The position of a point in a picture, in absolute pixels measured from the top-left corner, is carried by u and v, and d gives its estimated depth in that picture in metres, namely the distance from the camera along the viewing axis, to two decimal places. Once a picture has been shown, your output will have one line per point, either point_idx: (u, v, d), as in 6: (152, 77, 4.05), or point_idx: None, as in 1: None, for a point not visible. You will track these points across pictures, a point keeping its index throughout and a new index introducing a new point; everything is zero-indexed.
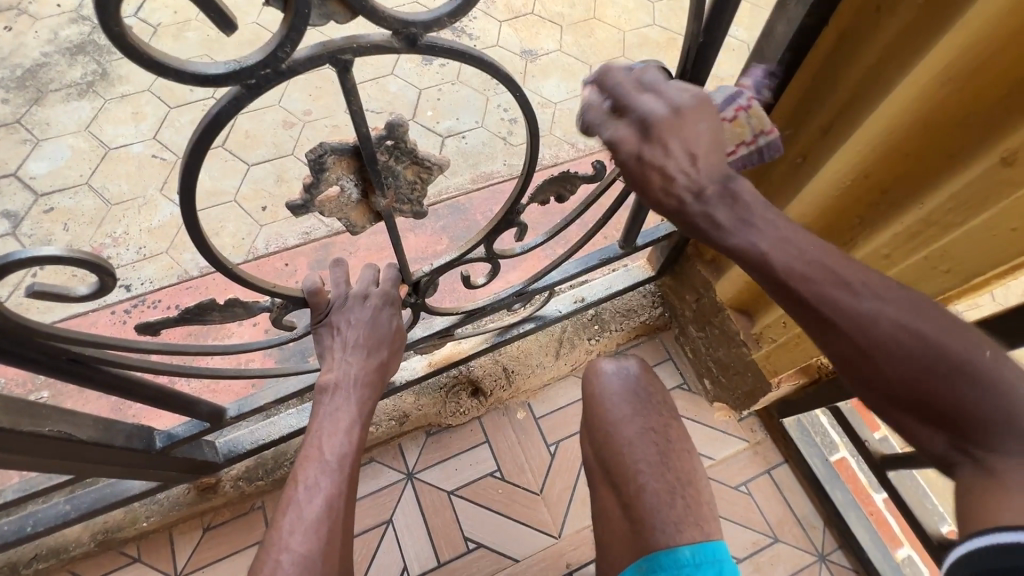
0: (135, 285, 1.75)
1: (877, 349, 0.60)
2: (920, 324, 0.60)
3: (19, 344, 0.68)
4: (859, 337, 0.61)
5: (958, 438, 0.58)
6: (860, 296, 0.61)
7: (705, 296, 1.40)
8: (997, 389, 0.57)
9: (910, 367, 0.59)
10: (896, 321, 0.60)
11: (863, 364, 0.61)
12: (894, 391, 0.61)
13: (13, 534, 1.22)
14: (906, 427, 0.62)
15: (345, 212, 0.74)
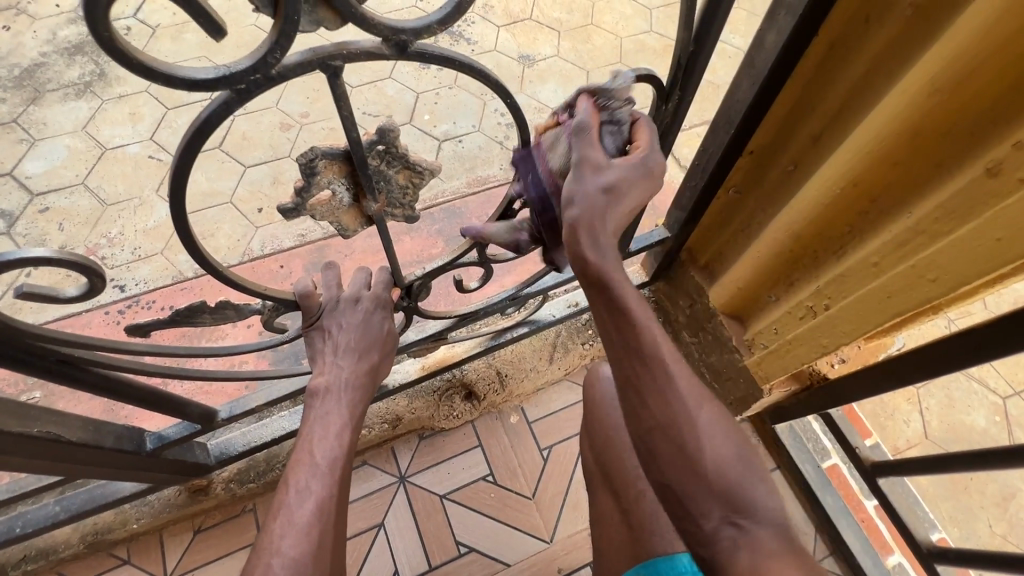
0: (130, 285, 1.75)
1: (682, 423, 0.75)
2: (711, 409, 0.77)
3: (8, 345, 0.68)
4: (669, 409, 0.75)
5: (729, 510, 0.72)
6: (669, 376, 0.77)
7: (699, 302, 1.41)
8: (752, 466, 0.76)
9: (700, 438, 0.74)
10: (693, 398, 0.76)
11: (680, 431, 0.74)
12: (687, 458, 0.74)
13: (1, 535, 1.21)
14: (693, 494, 0.74)
15: (336, 216, 0.74)
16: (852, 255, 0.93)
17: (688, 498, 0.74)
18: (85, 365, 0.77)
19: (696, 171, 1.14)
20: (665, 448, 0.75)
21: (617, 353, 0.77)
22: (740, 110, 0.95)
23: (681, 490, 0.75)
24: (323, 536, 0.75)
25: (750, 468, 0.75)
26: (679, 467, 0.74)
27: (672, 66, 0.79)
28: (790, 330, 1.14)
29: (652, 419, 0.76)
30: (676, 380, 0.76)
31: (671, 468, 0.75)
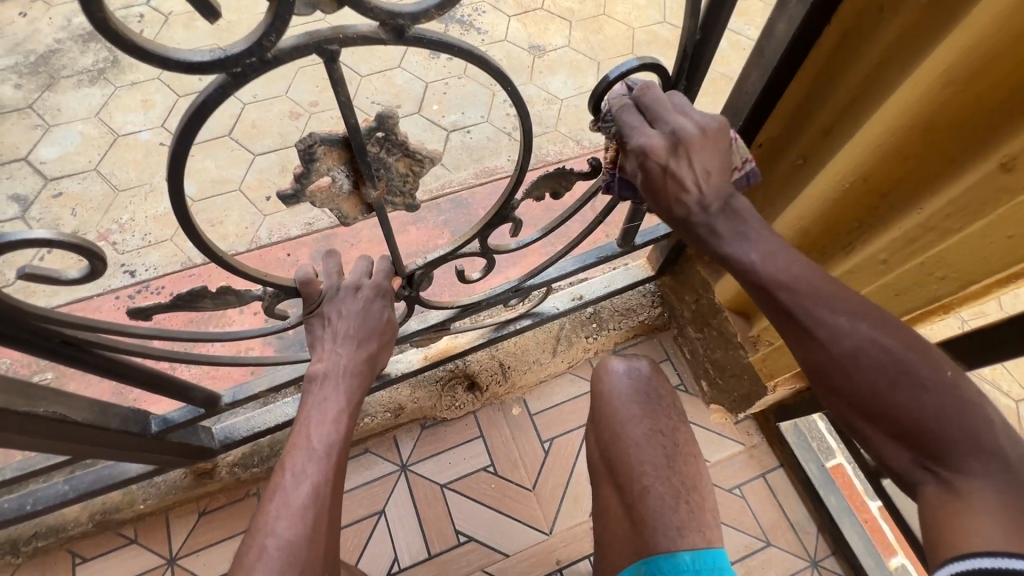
0: (140, 271, 1.77)
1: (849, 369, 0.67)
2: (887, 350, 0.66)
3: (13, 327, 0.69)
4: (824, 353, 0.68)
5: (922, 455, 0.65)
6: (837, 313, 0.68)
7: (704, 297, 1.39)
8: (958, 414, 0.64)
9: (876, 385, 0.66)
10: (860, 344, 0.67)
11: (835, 375, 0.68)
12: (860, 400, 0.68)
13: (13, 511, 1.25)
14: (872, 437, 0.69)
15: (336, 203, 0.74)
16: (860, 251, 0.91)
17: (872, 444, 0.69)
18: (90, 347, 0.78)
19: None
20: (826, 393, 0.71)
21: (755, 298, 0.72)
22: (749, 101, 0.93)
23: (863, 435, 0.70)
24: (319, 519, 0.76)
25: (957, 416, 0.63)
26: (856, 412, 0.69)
27: (678, 56, 0.76)
28: None
29: (804, 365, 0.71)
30: (827, 325, 0.68)
31: (856, 417, 0.69)
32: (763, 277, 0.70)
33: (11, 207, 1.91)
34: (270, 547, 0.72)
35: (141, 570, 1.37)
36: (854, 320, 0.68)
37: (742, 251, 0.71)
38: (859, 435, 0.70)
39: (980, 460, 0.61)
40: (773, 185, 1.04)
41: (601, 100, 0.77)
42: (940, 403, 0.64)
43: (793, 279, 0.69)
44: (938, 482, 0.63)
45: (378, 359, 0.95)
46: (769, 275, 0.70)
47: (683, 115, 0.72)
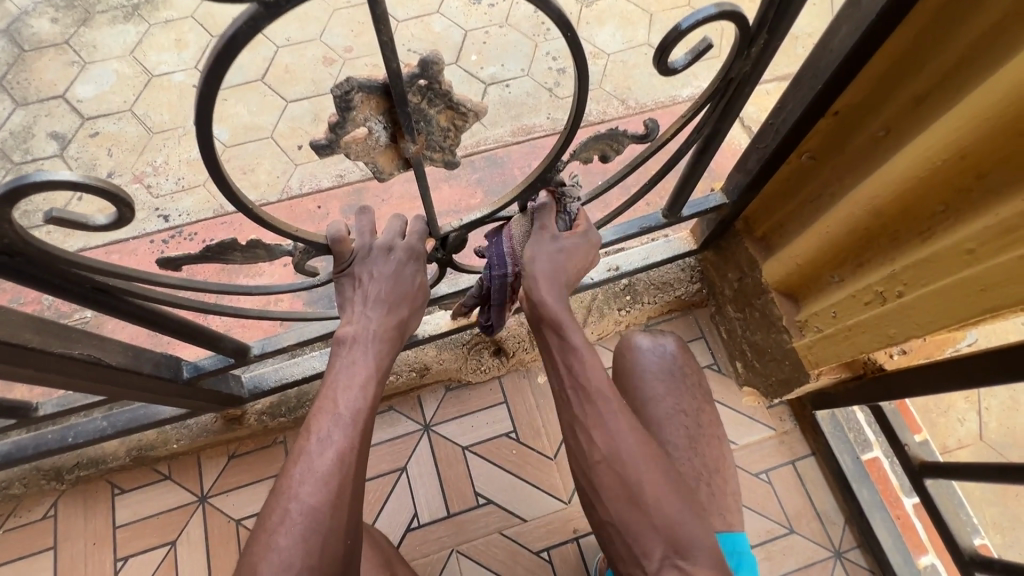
0: (173, 216, 1.78)
1: (624, 458, 0.85)
2: (637, 433, 0.87)
3: (44, 271, 0.68)
4: (607, 442, 0.86)
5: (671, 551, 0.80)
6: (607, 409, 0.88)
7: (749, 276, 1.33)
8: (689, 496, 0.84)
9: (638, 469, 0.84)
10: (633, 433, 0.87)
11: (620, 469, 0.84)
12: (634, 502, 0.82)
13: (55, 442, 1.31)
14: (633, 532, 0.82)
15: (372, 157, 0.69)
16: (943, 239, 0.82)
17: (635, 538, 0.81)
18: (122, 294, 0.77)
19: (768, 131, 1.02)
20: (608, 479, 0.85)
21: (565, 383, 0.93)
22: (833, 62, 0.83)
23: (629, 531, 0.82)
24: (342, 485, 0.75)
25: (687, 503, 0.83)
26: (626, 505, 0.83)
27: (763, 3, 0.68)
28: (850, 315, 1.04)
29: (597, 454, 0.86)
30: (620, 417, 0.88)
31: (620, 506, 0.83)
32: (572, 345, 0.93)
33: (50, 145, 1.92)
34: (293, 511, 0.72)
35: (174, 505, 1.43)
36: (629, 419, 0.88)
37: (560, 300, 0.95)
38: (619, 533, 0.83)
39: (703, 552, 0.80)
40: (846, 159, 0.96)
41: (670, 56, 0.69)
42: (672, 484, 0.84)
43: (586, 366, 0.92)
44: (681, 575, 0.78)
45: (403, 330, 0.91)
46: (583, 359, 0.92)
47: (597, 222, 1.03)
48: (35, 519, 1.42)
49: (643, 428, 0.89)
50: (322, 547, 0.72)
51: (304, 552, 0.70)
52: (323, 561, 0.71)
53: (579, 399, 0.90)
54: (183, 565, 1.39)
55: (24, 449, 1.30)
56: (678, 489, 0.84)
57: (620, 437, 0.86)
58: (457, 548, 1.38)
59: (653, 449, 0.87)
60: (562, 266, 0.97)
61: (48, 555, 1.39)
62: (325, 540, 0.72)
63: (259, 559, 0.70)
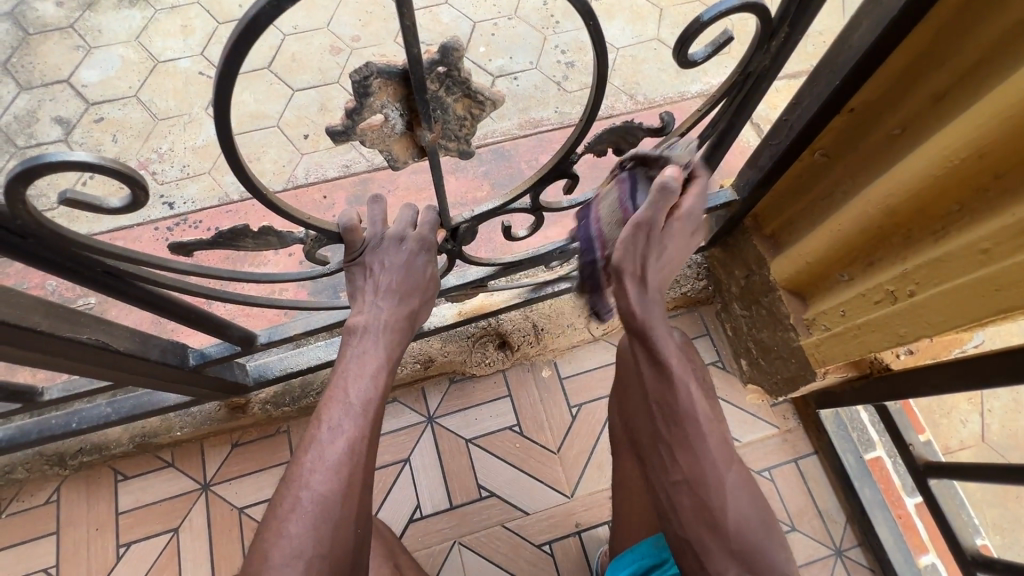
0: (178, 203, 1.77)
1: (710, 478, 0.84)
2: (727, 452, 0.87)
3: (55, 253, 0.67)
4: (695, 458, 0.86)
5: (748, 573, 0.81)
6: (697, 425, 0.87)
7: (757, 274, 1.33)
8: (771, 526, 0.85)
9: (726, 495, 0.84)
10: (721, 456, 0.86)
11: (710, 487, 0.84)
12: (719, 524, 0.82)
13: (60, 427, 1.31)
14: (712, 553, 0.82)
15: (387, 144, 0.69)
16: (955, 239, 0.82)
17: (713, 559, 0.82)
18: (132, 278, 0.76)
19: (781, 128, 1.02)
20: (689, 498, 0.85)
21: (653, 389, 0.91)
22: (851, 58, 0.82)
23: (708, 552, 0.82)
24: (353, 475, 0.75)
25: (767, 530, 0.84)
26: (709, 525, 0.83)
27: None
28: (859, 313, 1.03)
29: (685, 469, 0.86)
30: (711, 438, 0.87)
31: (701, 524, 0.83)
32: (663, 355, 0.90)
33: (54, 129, 1.91)
34: (304, 500, 0.72)
35: (177, 492, 1.43)
36: (720, 438, 0.88)
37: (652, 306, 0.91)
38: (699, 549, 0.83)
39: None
40: (859, 157, 0.96)
41: (689, 48, 0.68)
42: (754, 506, 0.84)
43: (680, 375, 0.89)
44: None
45: (411, 321, 0.91)
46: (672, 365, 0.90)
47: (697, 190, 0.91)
48: (38, 504, 1.42)
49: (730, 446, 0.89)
50: (333, 535, 0.72)
51: (315, 540, 0.70)
52: (334, 551, 0.72)
53: (666, 415, 0.89)
54: (186, 553, 1.39)
55: (28, 433, 1.30)
56: (758, 513, 0.84)
57: (708, 458, 0.85)
58: (459, 540, 1.38)
59: (741, 474, 0.86)
60: (649, 264, 0.91)
61: (51, 539, 1.40)
62: (336, 529, 0.72)
63: (271, 546, 0.70)
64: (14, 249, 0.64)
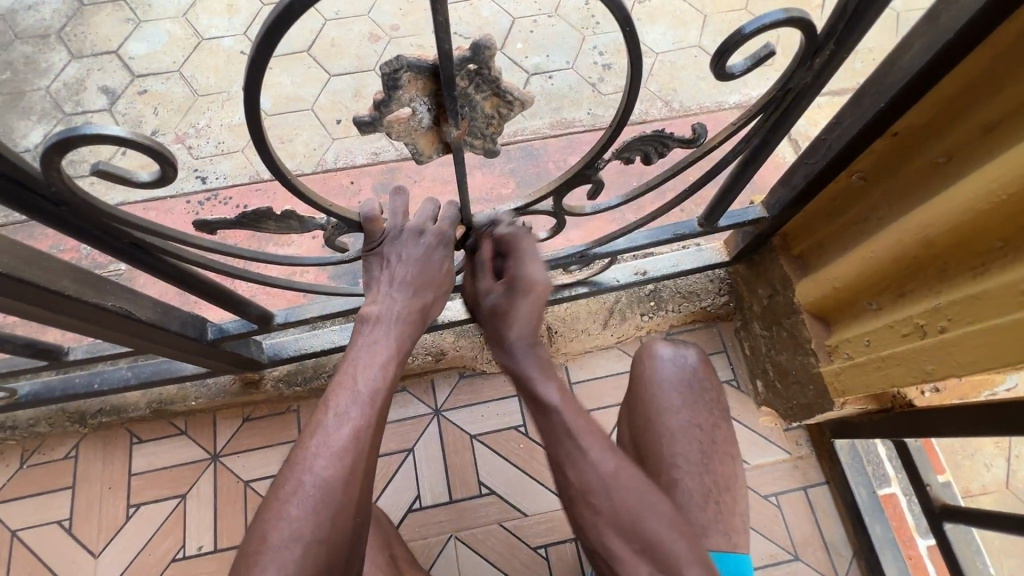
0: (210, 178, 1.81)
1: (597, 486, 0.81)
2: (615, 457, 0.84)
3: (85, 222, 0.69)
4: (582, 472, 0.82)
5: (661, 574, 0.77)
6: (578, 438, 0.84)
7: (780, 295, 1.30)
8: (678, 523, 0.81)
9: (616, 500, 0.80)
10: (609, 461, 0.83)
11: (599, 496, 0.81)
12: (622, 530, 0.80)
13: (83, 387, 1.36)
14: (621, 558, 0.80)
15: (413, 138, 0.69)
16: (996, 277, 0.78)
17: (622, 564, 0.80)
18: (157, 250, 0.78)
19: (819, 147, 0.98)
20: (585, 510, 0.82)
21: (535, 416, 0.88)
22: (900, 80, 0.78)
23: (617, 556, 0.80)
24: (354, 464, 0.75)
25: (674, 529, 0.80)
26: (612, 533, 0.80)
27: (834, 12, 0.65)
28: (885, 346, 0.99)
29: (574, 485, 0.83)
30: (593, 447, 0.83)
31: (605, 532, 0.81)
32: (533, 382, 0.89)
33: (100, 98, 1.97)
34: (305, 484, 0.73)
35: (188, 460, 1.47)
36: (603, 442, 0.84)
37: (523, 357, 0.91)
38: (606, 553, 0.81)
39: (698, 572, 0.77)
40: (899, 185, 0.92)
41: (728, 61, 0.66)
42: (644, 506, 0.80)
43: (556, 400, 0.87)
44: None
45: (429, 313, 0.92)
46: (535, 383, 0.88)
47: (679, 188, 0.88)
48: (58, 459, 1.48)
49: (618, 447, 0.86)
50: (332, 522, 0.72)
51: (314, 525, 0.71)
52: (333, 535, 0.72)
53: (549, 438, 0.86)
54: (191, 520, 1.42)
55: (53, 389, 1.36)
56: (651, 509, 0.80)
57: (594, 472, 0.82)
58: (456, 534, 1.38)
59: (633, 475, 0.83)
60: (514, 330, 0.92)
61: (66, 494, 1.45)
62: (335, 516, 0.73)
63: (269, 527, 0.71)
64: (47, 216, 0.66)
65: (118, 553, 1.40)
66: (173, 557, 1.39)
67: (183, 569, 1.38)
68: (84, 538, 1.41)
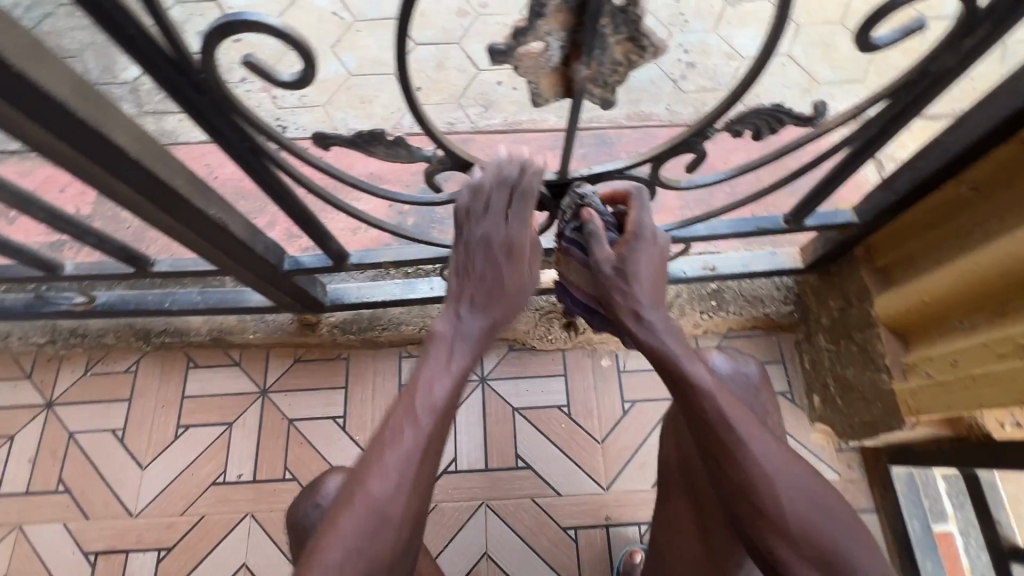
0: (291, 128, 1.86)
1: (766, 482, 0.79)
2: (774, 451, 0.81)
3: (217, 118, 0.71)
4: (746, 468, 0.80)
5: (825, 568, 0.78)
6: (737, 432, 0.81)
7: (855, 308, 1.26)
8: (835, 511, 0.80)
9: (777, 478, 0.79)
10: (768, 455, 0.81)
11: (762, 490, 0.79)
12: (786, 526, 0.78)
13: (155, 304, 1.42)
14: (788, 558, 0.78)
15: (537, 76, 0.69)
16: None
17: (784, 563, 0.79)
18: (265, 157, 0.79)
19: (934, 150, 0.94)
20: (747, 508, 0.80)
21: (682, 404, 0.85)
22: None
23: (778, 552, 0.79)
24: (434, 435, 0.78)
25: (842, 520, 0.80)
26: (780, 532, 0.78)
27: None
28: (975, 365, 0.96)
29: (735, 481, 0.80)
30: (751, 438, 0.81)
31: (764, 528, 0.79)
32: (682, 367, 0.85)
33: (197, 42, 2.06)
34: (389, 455, 0.76)
35: (238, 390, 1.52)
36: (761, 435, 0.81)
37: (657, 330, 0.88)
38: (771, 551, 0.79)
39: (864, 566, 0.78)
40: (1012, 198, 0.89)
41: (873, 30, 0.64)
42: (799, 479, 0.80)
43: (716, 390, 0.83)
44: None
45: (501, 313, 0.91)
46: (685, 362, 0.85)
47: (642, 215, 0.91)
48: (119, 371, 1.55)
49: (774, 438, 0.84)
50: (428, 465, 0.78)
51: (414, 467, 0.76)
52: (429, 479, 0.78)
53: (700, 428, 0.83)
54: (234, 448, 1.46)
55: (127, 303, 1.42)
56: (806, 483, 0.80)
57: (755, 454, 0.80)
58: (488, 502, 1.38)
59: (786, 453, 0.82)
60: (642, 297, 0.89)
61: (123, 405, 1.51)
62: (431, 462, 0.78)
63: (374, 464, 0.76)
64: (182, 98, 0.68)
65: (164, 468, 1.45)
66: (214, 481, 1.43)
67: (222, 493, 1.42)
68: (134, 450, 1.47)
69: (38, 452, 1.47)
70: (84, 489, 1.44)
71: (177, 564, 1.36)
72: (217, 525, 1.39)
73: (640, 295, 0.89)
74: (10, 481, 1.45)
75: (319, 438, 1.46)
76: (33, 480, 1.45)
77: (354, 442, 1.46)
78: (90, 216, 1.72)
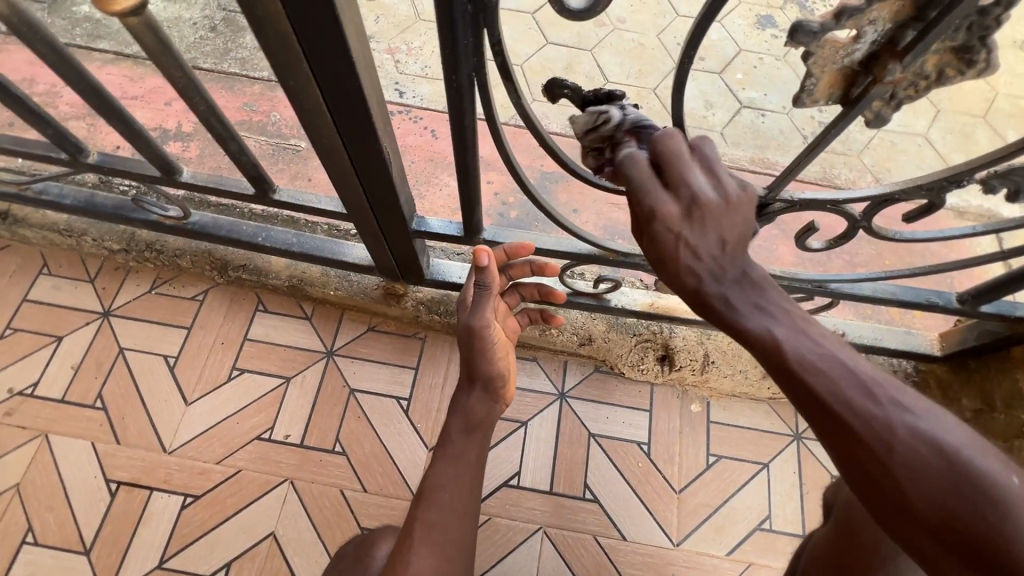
0: (407, 95, 1.78)
1: (937, 488, 0.54)
2: (944, 445, 0.55)
3: (460, 36, 0.63)
4: (896, 471, 0.55)
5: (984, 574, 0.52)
6: (881, 408, 0.56)
7: (1000, 416, 1.18)
8: None
9: (972, 515, 0.53)
10: (936, 454, 0.54)
11: (937, 503, 0.54)
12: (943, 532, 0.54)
13: (247, 237, 1.34)
14: None
15: (825, 71, 0.60)
16: None
17: None
18: (477, 87, 0.70)
19: None
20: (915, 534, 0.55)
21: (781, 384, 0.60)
22: None
23: None
24: (453, 465, 0.93)
25: None
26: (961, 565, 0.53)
27: None
28: None
29: (894, 497, 0.55)
30: (897, 421, 0.56)
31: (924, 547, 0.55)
32: (772, 340, 0.60)
33: None
34: (419, 529, 0.86)
35: (304, 345, 1.42)
36: (909, 415, 0.56)
37: (738, 297, 0.61)
38: None
39: None
40: None
41: None
42: None
43: (826, 364, 0.58)
44: None
45: (480, 369, 1.00)
46: (782, 334, 0.60)
47: (701, 175, 0.62)
48: (185, 298, 1.46)
49: (942, 417, 0.57)
50: (450, 494, 0.90)
51: (442, 505, 0.88)
52: (456, 510, 0.89)
53: (819, 413, 0.58)
54: (288, 406, 1.36)
55: (220, 228, 1.35)
56: None
57: (886, 431, 0.55)
58: (546, 528, 1.26)
59: (938, 416, 0.57)
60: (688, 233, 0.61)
61: (181, 333, 1.42)
62: (454, 495, 0.90)
63: (417, 516, 0.88)
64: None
65: (209, 409, 1.35)
66: (258, 435, 1.33)
67: (264, 451, 1.31)
68: (183, 382, 1.37)
69: (83, 361, 1.38)
70: (121, 412, 1.33)
71: (200, 516, 1.25)
72: (253, 484, 1.28)
73: (737, 297, 0.62)
74: (48, 384, 1.35)
75: (378, 416, 1.35)
76: (71, 390, 1.35)
77: (413, 429, 1.34)
78: (191, 134, 1.66)
